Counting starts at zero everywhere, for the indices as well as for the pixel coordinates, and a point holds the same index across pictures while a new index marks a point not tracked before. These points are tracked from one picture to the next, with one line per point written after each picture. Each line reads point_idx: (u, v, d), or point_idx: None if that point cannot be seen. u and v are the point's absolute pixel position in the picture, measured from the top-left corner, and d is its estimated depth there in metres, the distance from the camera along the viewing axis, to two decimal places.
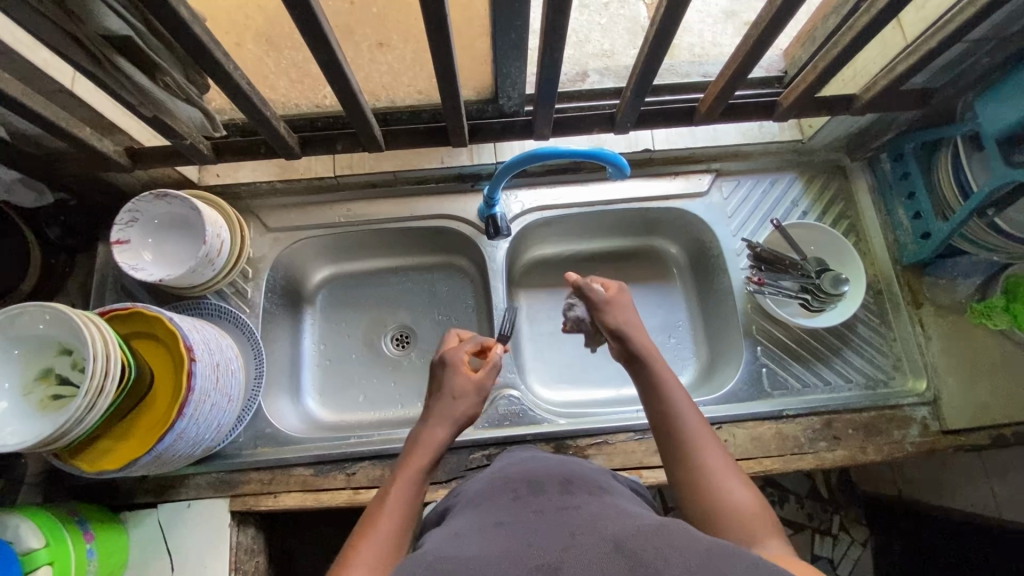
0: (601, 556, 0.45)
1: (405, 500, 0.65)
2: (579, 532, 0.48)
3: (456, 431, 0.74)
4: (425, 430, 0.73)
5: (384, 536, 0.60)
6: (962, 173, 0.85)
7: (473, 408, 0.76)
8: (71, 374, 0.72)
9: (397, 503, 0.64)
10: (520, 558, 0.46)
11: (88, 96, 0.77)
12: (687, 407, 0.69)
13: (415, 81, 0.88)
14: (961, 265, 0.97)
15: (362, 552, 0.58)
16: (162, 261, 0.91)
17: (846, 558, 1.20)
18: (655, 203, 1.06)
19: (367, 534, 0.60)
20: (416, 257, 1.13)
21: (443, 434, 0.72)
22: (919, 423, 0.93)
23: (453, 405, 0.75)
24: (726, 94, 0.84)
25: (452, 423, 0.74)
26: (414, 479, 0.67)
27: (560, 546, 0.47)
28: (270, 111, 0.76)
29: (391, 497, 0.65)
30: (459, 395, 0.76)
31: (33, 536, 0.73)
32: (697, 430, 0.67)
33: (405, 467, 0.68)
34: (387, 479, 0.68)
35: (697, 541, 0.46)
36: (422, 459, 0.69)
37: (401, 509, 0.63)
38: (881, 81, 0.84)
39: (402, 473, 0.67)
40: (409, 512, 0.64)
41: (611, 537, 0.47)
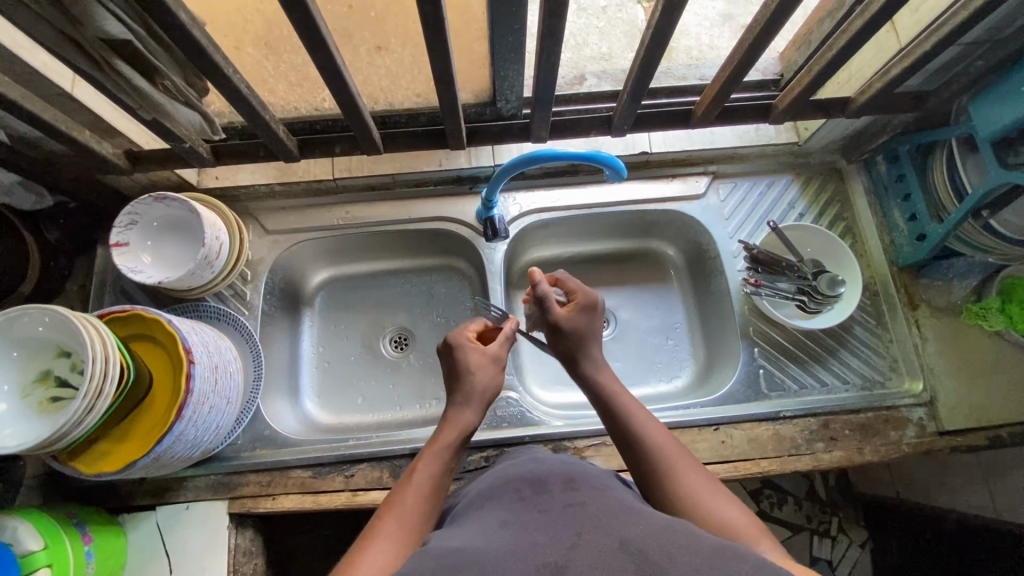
0: (607, 555, 0.45)
1: (433, 476, 0.64)
2: (583, 531, 0.49)
3: (484, 411, 0.73)
4: (452, 409, 0.72)
5: (411, 511, 0.60)
6: (956, 175, 0.86)
7: (496, 381, 0.75)
8: (70, 376, 0.72)
9: (424, 479, 0.64)
10: (523, 557, 0.46)
11: (88, 99, 0.77)
12: (655, 431, 0.69)
13: (413, 84, 0.89)
14: (957, 266, 0.95)
15: (387, 526, 0.58)
16: (161, 263, 0.91)
17: (846, 559, 1.20)
18: (652, 205, 1.07)
19: (394, 508, 0.60)
20: (414, 259, 1.14)
21: (471, 413, 0.72)
22: (915, 424, 0.94)
23: (472, 381, 0.73)
24: (722, 97, 0.85)
25: (479, 402, 0.72)
26: (442, 457, 0.67)
27: (565, 546, 0.47)
28: (269, 114, 0.77)
29: (417, 473, 0.64)
30: (476, 370, 0.74)
31: (32, 537, 0.73)
32: (670, 451, 0.66)
33: (434, 444, 0.68)
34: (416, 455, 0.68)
35: (701, 539, 0.47)
36: (452, 438, 0.69)
37: (428, 486, 0.63)
38: (875, 83, 0.85)
39: (430, 449, 0.67)
40: (437, 489, 0.64)
41: (619, 535, 0.48)
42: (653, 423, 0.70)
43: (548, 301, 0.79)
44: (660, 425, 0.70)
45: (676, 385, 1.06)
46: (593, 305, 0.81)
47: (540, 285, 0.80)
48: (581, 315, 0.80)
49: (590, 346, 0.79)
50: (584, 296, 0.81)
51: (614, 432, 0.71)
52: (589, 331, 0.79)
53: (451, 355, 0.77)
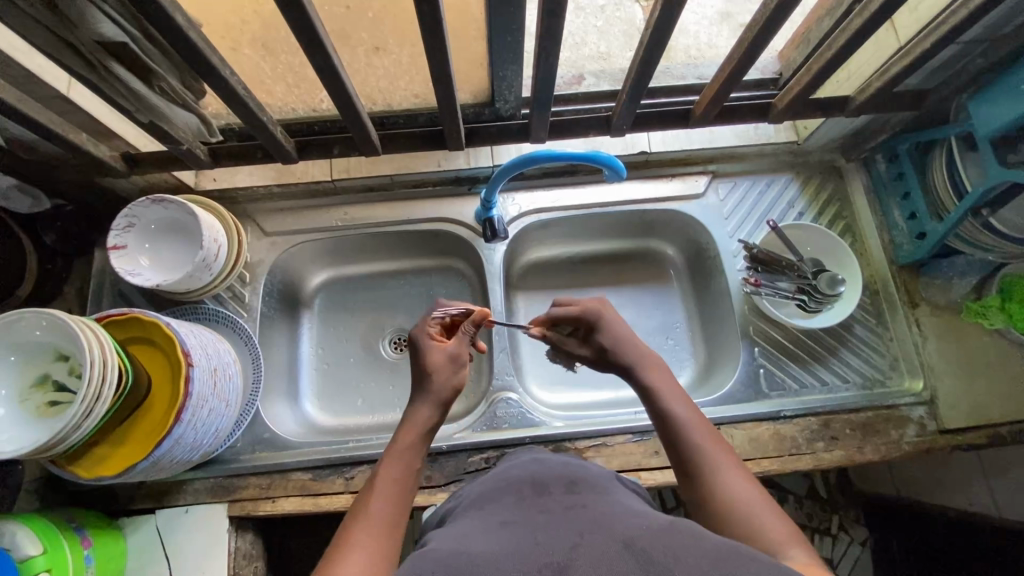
0: (609, 554, 0.45)
1: (397, 480, 0.65)
2: (585, 533, 0.48)
3: (449, 406, 0.74)
4: (412, 408, 0.72)
5: (381, 517, 0.60)
6: (957, 174, 0.86)
7: (455, 378, 0.75)
8: (68, 380, 0.72)
9: (388, 485, 0.64)
10: (526, 558, 0.46)
11: (85, 102, 0.77)
12: (703, 428, 0.69)
13: (412, 84, 0.89)
14: (957, 265, 0.96)
15: (356, 534, 0.58)
16: (159, 266, 0.91)
17: (846, 558, 1.20)
18: (653, 205, 1.06)
19: (361, 518, 0.60)
20: (414, 260, 1.13)
21: (430, 409, 0.72)
22: (916, 423, 0.93)
23: (429, 382, 0.74)
24: (722, 96, 0.84)
25: (438, 399, 0.73)
26: (404, 461, 0.67)
27: (567, 547, 0.47)
28: (266, 114, 0.76)
29: (382, 479, 0.65)
30: (433, 370, 0.74)
31: (30, 542, 0.73)
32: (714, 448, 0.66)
33: (392, 449, 0.68)
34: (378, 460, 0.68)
35: (707, 541, 0.47)
36: (411, 438, 0.69)
37: (393, 492, 0.63)
38: (875, 82, 0.84)
39: (392, 452, 0.68)
40: (402, 493, 0.64)
41: (621, 537, 0.47)
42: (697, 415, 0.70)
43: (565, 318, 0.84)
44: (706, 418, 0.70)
45: None
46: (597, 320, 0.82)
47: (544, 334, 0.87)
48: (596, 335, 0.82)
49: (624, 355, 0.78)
50: (591, 318, 0.82)
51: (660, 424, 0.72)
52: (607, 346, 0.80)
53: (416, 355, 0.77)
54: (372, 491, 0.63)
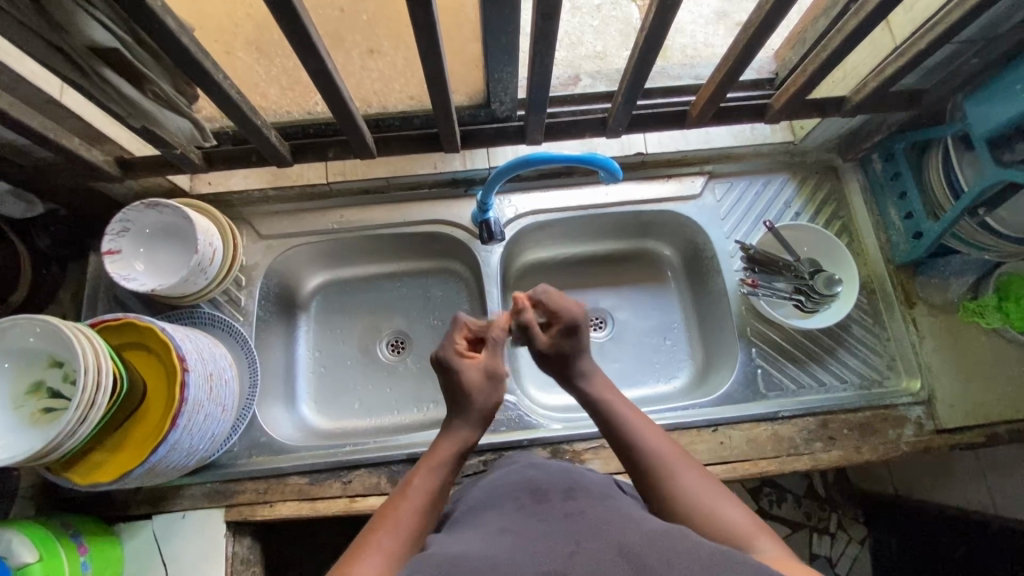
0: (607, 562, 0.45)
1: (428, 492, 0.65)
2: (582, 540, 0.48)
3: (485, 427, 0.74)
4: (453, 424, 0.72)
5: (406, 524, 0.60)
6: (953, 174, 0.86)
7: (495, 396, 0.74)
8: (63, 387, 0.72)
9: (418, 495, 0.64)
10: (521, 564, 0.45)
11: (77, 107, 0.76)
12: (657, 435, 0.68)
13: (407, 86, 0.88)
14: (954, 264, 0.97)
15: (378, 538, 0.58)
16: (153, 271, 0.90)
17: (845, 557, 1.20)
18: (649, 206, 1.06)
19: (386, 522, 0.60)
20: (410, 262, 1.13)
21: (468, 429, 0.72)
22: (913, 423, 0.93)
23: (469, 401, 0.73)
24: (718, 96, 0.84)
25: (478, 420, 0.73)
26: (435, 475, 0.67)
27: (563, 555, 0.46)
28: (260, 119, 0.76)
29: (413, 487, 0.65)
30: (474, 390, 0.73)
31: (26, 549, 0.72)
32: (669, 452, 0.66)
33: (428, 460, 0.68)
34: (411, 471, 0.68)
35: (699, 544, 0.47)
36: (449, 451, 0.70)
37: (423, 501, 0.63)
38: (871, 82, 0.84)
39: (427, 463, 0.68)
40: (431, 506, 0.64)
41: (617, 543, 0.47)
42: (647, 422, 0.71)
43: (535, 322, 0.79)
44: (656, 424, 0.71)
45: (674, 385, 1.06)
46: (574, 327, 0.78)
47: (522, 312, 0.79)
48: (564, 340, 0.78)
49: (579, 364, 0.78)
50: (566, 317, 0.78)
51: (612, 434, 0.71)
52: (576, 352, 0.78)
53: (445, 372, 0.75)
54: (402, 498, 0.63)
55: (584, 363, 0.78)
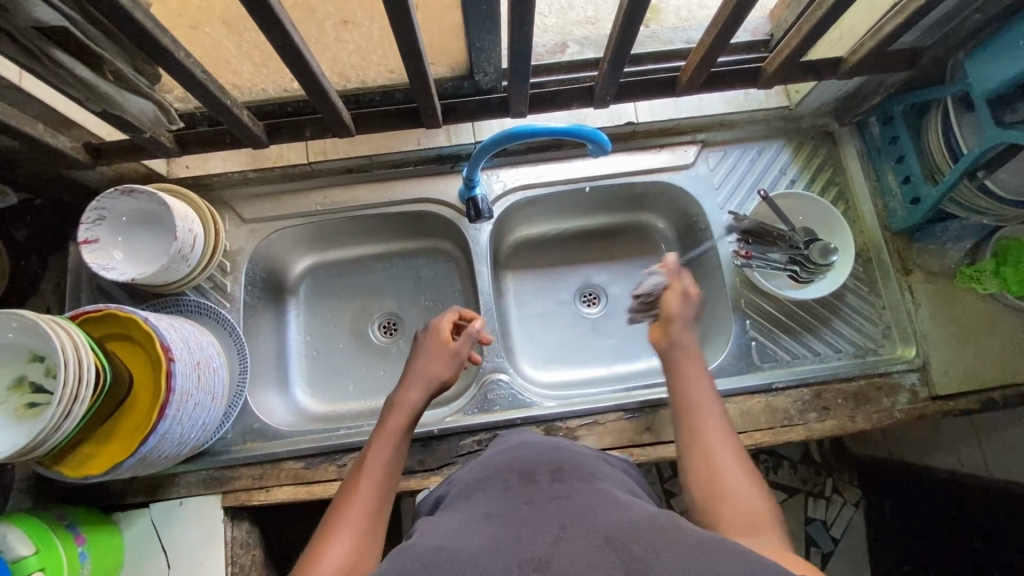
0: (593, 550, 0.44)
1: (384, 463, 0.68)
2: (569, 525, 0.48)
3: (432, 397, 0.78)
4: (399, 394, 0.76)
5: (369, 500, 0.64)
6: (952, 135, 0.83)
7: (446, 373, 0.79)
8: (44, 381, 0.71)
9: (377, 466, 0.68)
10: (508, 553, 0.45)
11: (37, 91, 0.73)
12: (712, 407, 0.71)
13: (385, 59, 0.84)
14: (951, 230, 0.94)
15: (344, 516, 0.62)
16: (134, 259, 0.88)
17: (840, 519, 1.23)
18: (640, 178, 1.03)
19: (352, 497, 0.64)
20: (399, 243, 1.11)
21: (418, 394, 0.76)
22: (908, 390, 0.93)
23: (426, 367, 0.79)
24: (710, 60, 0.80)
25: (426, 384, 0.77)
26: (391, 445, 0.70)
27: (548, 541, 0.46)
28: (229, 98, 0.73)
29: (369, 460, 0.68)
30: (432, 358, 0.80)
31: (22, 542, 0.72)
32: (715, 427, 0.68)
33: (383, 430, 0.72)
34: (368, 444, 0.71)
35: (688, 535, 0.46)
36: (401, 421, 0.73)
37: (382, 473, 0.67)
38: (869, 42, 0.81)
39: (383, 433, 0.72)
40: (390, 475, 0.68)
41: (602, 530, 0.47)
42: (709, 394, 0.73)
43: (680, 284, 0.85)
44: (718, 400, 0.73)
45: None
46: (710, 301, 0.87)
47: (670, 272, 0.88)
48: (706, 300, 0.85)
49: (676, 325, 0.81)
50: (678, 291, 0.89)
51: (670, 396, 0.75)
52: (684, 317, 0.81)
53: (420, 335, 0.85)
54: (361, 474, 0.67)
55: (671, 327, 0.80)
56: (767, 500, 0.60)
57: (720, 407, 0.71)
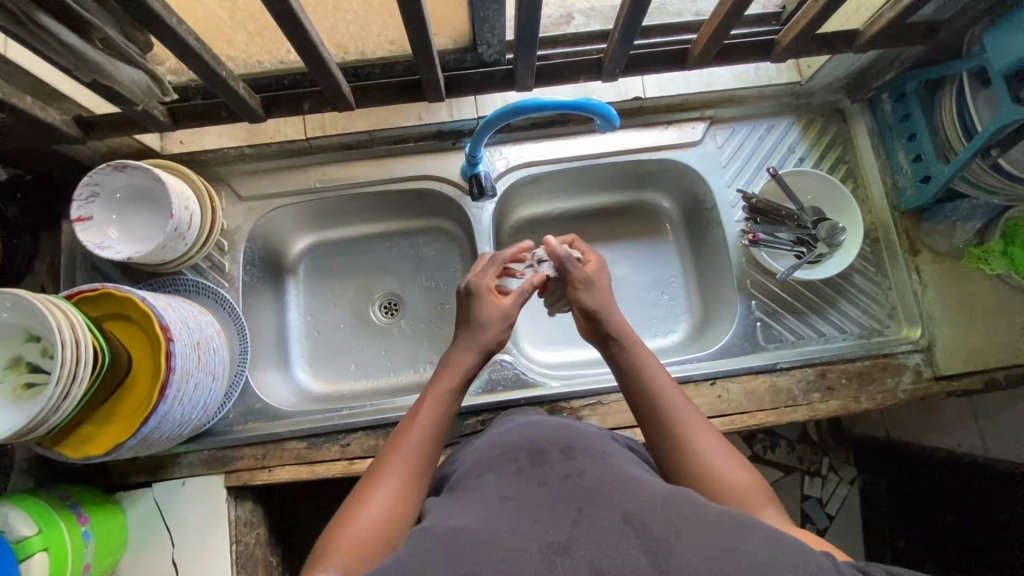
0: (610, 530, 0.44)
1: (435, 418, 0.66)
2: (585, 506, 0.47)
3: (485, 358, 0.75)
4: (453, 354, 0.74)
5: (418, 451, 0.63)
6: (966, 113, 0.81)
7: (497, 339, 0.76)
8: (42, 361, 0.69)
9: (427, 420, 0.66)
10: (526, 538, 0.45)
11: (25, 61, 0.70)
12: (674, 397, 0.68)
13: (385, 30, 0.81)
14: (961, 209, 0.92)
15: (390, 465, 0.61)
16: (129, 238, 0.86)
17: (835, 496, 1.25)
18: (647, 155, 1.01)
19: (399, 446, 0.63)
20: (400, 221, 1.09)
21: (474, 354, 0.74)
22: (911, 370, 0.93)
23: (481, 333, 0.75)
24: (722, 33, 0.78)
25: (478, 348, 0.74)
26: (443, 400, 0.69)
27: (567, 525, 0.45)
28: (225, 69, 0.70)
29: (421, 413, 0.67)
30: (486, 323, 0.75)
31: (23, 522, 0.71)
32: (681, 412, 0.66)
33: (436, 387, 0.70)
34: (417, 401, 0.69)
35: (707, 511, 0.46)
36: (454, 378, 0.71)
37: (431, 427, 0.65)
38: (887, 14, 0.78)
39: (436, 389, 0.70)
40: (435, 434, 0.65)
41: (620, 510, 0.46)
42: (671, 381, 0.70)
43: (569, 263, 0.82)
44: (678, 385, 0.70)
45: (672, 339, 1.05)
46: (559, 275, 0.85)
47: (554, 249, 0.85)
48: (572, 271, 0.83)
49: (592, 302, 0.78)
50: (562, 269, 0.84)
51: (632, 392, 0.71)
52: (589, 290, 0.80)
53: (465, 298, 0.78)
54: (410, 428, 0.65)
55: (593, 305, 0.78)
56: (755, 475, 0.60)
57: (680, 394, 0.68)
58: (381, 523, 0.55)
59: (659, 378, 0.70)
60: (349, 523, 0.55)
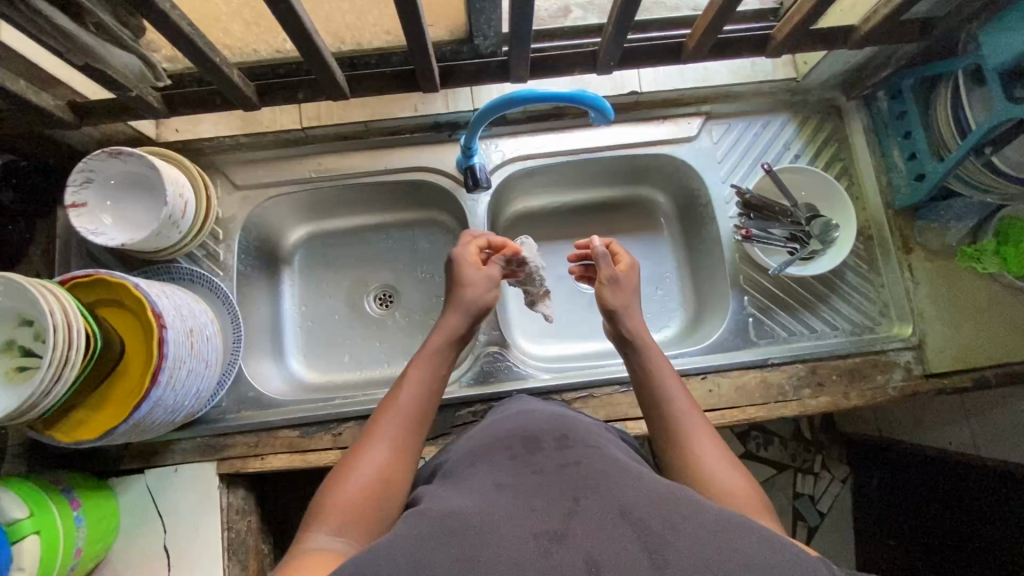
0: (605, 522, 0.44)
1: (428, 383, 0.69)
2: (581, 495, 0.48)
3: (478, 321, 0.78)
4: (444, 319, 0.76)
5: (410, 415, 0.66)
6: (961, 111, 0.81)
7: (488, 301, 0.79)
8: (34, 345, 0.70)
9: (420, 384, 0.69)
10: (521, 522, 0.45)
11: (21, 47, 0.70)
12: (681, 402, 0.69)
13: (381, 20, 0.81)
14: (954, 209, 0.92)
15: (383, 426, 0.64)
16: (123, 225, 0.86)
17: (827, 494, 1.26)
18: (643, 149, 1.01)
19: (392, 408, 0.66)
20: (396, 213, 1.09)
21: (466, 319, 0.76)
22: (902, 367, 0.93)
23: (474, 295, 0.78)
24: (717, 27, 0.78)
25: (469, 311, 0.77)
26: (435, 366, 0.71)
27: (562, 512, 0.46)
28: (219, 56, 0.70)
29: (414, 377, 0.69)
30: (479, 287, 0.78)
31: (16, 506, 0.71)
32: (687, 418, 0.67)
33: (429, 350, 0.73)
34: (410, 363, 0.72)
35: (703, 512, 0.46)
36: (448, 344, 0.74)
37: (423, 391, 0.68)
38: (882, 10, 0.78)
39: (426, 357, 0.72)
40: (427, 397, 0.68)
41: (618, 503, 0.47)
42: (680, 385, 0.71)
43: (599, 260, 0.82)
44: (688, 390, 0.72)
45: (664, 335, 1.05)
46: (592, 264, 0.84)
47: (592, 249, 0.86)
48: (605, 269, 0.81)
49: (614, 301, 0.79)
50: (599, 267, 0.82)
51: (641, 393, 0.72)
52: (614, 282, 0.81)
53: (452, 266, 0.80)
54: (403, 389, 0.68)
55: (613, 303, 0.79)
56: (755, 485, 0.61)
57: (688, 400, 0.69)
58: (373, 483, 0.59)
59: (669, 382, 0.71)
60: (339, 487, 0.58)
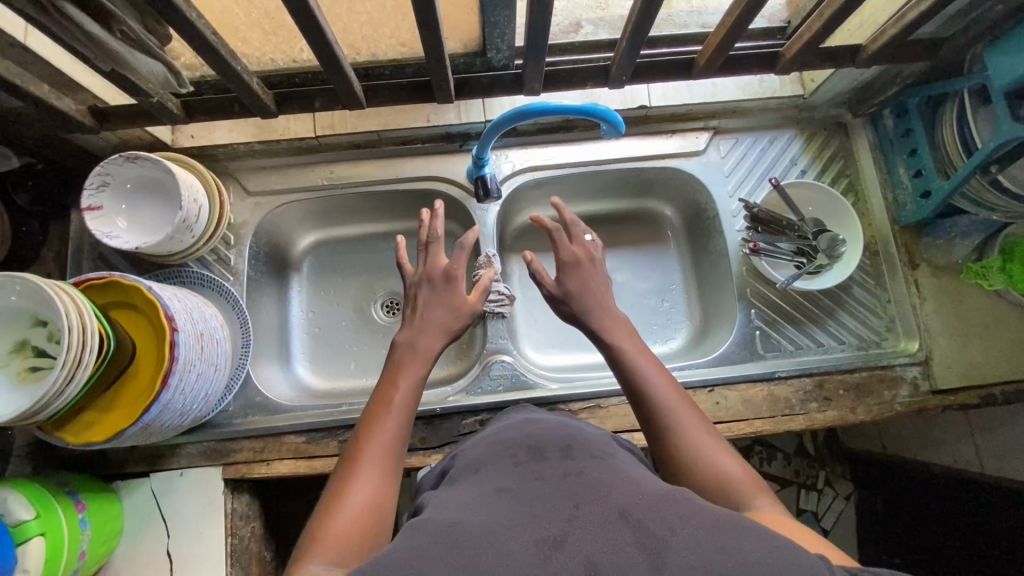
0: (606, 526, 0.44)
1: (405, 406, 0.67)
2: (583, 503, 0.48)
3: (448, 342, 0.79)
4: (417, 339, 0.76)
5: (391, 441, 0.63)
6: (967, 130, 0.82)
7: (458, 325, 0.80)
8: (47, 346, 0.70)
9: (398, 410, 0.66)
10: (524, 529, 0.45)
11: (46, 52, 0.72)
12: (663, 391, 0.67)
13: (397, 32, 0.83)
14: (960, 225, 0.92)
15: (367, 454, 0.61)
16: (137, 228, 0.87)
17: (831, 512, 1.25)
18: (652, 162, 1.03)
19: (372, 434, 0.63)
20: (404, 222, 1.10)
21: (435, 340, 0.76)
22: (909, 383, 0.93)
23: (448, 319, 0.79)
24: (727, 44, 0.79)
25: (443, 333, 0.78)
26: (409, 388, 0.69)
27: (563, 518, 0.46)
28: (241, 64, 0.71)
29: (391, 401, 0.67)
30: (449, 310, 0.80)
31: (22, 507, 0.71)
32: (671, 406, 0.66)
33: (400, 374, 0.71)
34: (380, 387, 0.70)
35: (704, 510, 0.46)
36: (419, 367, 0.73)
37: (403, 414, 0.66)
38: (889, 30, 0.80)
39: (400, 380, 0.70)
40: (406, 420, 0.66)
41: (616, 506, 0.47)
42: (663, 374, 0.70)
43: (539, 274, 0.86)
44: (672, 378, 0.70)
45: (670, 347, 1.05)
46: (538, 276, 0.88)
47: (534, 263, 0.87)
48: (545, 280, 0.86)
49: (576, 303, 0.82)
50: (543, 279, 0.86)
51: (625, 386, 0.71)
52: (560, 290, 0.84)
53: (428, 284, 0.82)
54: (382, 413, 0.66)
55: (574, 305, 0.82)
56: (749, 467, 0.60)
57: (670, 388, 0.68)
58: (364, 513, 0.56)
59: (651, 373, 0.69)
60: (329, 521, 0.54)
